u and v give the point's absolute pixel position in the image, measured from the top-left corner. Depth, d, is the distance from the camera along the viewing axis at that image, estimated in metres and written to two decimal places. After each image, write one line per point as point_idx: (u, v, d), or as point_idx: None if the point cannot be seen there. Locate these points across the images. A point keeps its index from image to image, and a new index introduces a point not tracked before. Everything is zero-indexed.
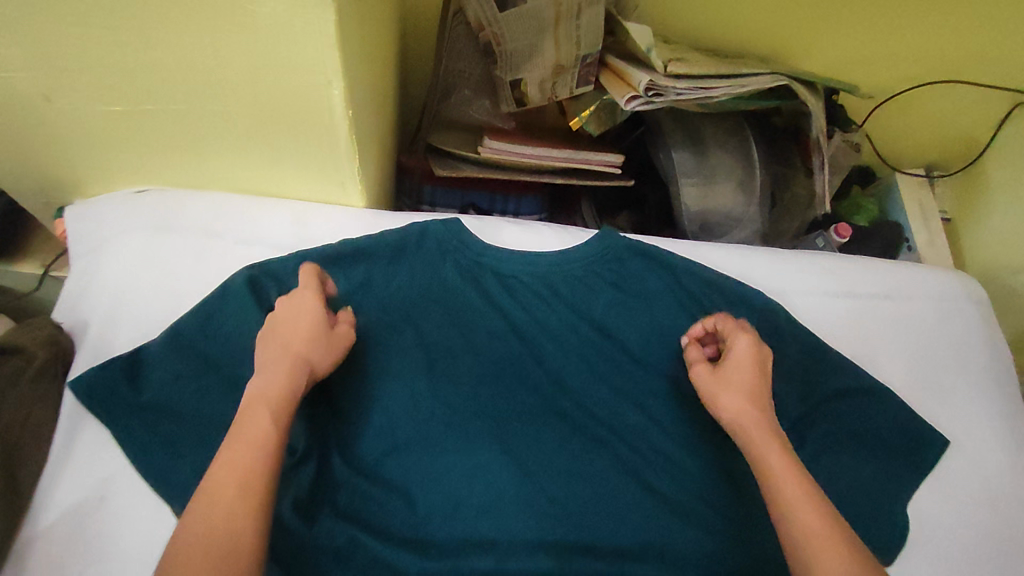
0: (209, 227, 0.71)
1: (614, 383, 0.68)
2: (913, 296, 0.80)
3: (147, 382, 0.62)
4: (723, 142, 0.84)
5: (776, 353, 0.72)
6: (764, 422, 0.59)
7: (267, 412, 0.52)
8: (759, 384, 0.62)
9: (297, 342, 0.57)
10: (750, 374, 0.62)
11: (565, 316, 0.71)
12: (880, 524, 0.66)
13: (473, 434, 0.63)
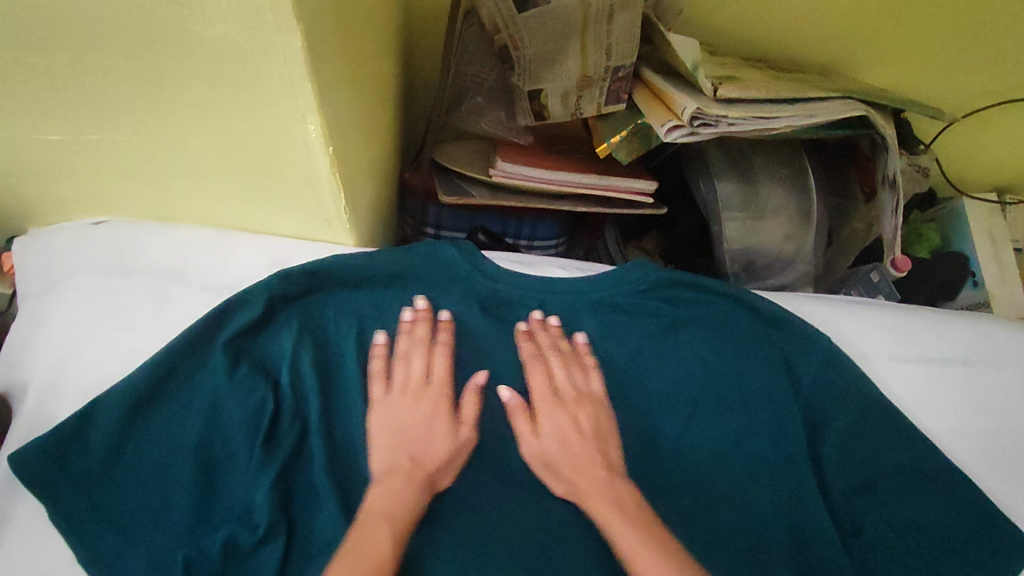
0: (175, 269, 0.61)
1: (640, 456, 0.57)
2: (994, 361, 0.68)
3: (87, 453, 0.50)
4: (777, 171, 0.71)
5: (830, 427, 0.60)
6: (607, 479, 0.52)
7: None
8: (586, 446, 0.55)
9: (425, 397, 0.56)
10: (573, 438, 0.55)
11: (593, 360, 0.60)
12: None
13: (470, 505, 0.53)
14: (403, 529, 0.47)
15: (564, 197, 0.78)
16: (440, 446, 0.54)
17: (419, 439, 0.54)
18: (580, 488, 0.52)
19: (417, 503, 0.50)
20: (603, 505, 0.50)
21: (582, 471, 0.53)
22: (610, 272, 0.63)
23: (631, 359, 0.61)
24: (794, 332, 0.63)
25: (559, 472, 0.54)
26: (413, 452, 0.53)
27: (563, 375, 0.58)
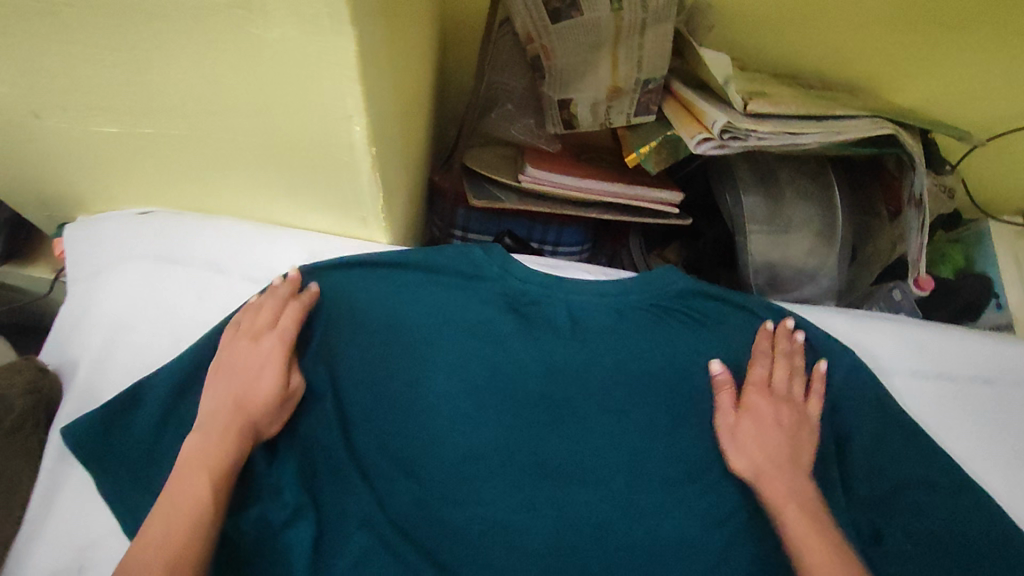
0: (215, 258, 0.63)
1: (659, 459, 0.59)
2: (1016, 381, 0.68)
3: (134, 430, 0.53)
4: (804, 187, 0.72)
5: (850, 439, 0.61)
6: (782, 472, 0.55)
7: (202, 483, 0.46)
8: (785, 444, 0.57)
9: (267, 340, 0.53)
10: (776, 436, 0.57)
11: (618, 364, 0.61)
12: None
13: (498, 496, 0.56)
14: (226, 478, 0.47)
15: (591, 205, 0.80)
16: (262, 391, 0.51)
17: (251, 384, 0.51)
18: (773, 479, 0.54)
19: (239, 452, 0.49)
20: (780, 492, 0.54)
21: (774, 460, 0.56)
22: (641, 278, 0.64)
23: (650, 363, 0.62)
24: (816, 344, 0.64)
25: (739, 444, 0.57)
26: (240, 398, 0.51)
27: (783, 379, 0.60)
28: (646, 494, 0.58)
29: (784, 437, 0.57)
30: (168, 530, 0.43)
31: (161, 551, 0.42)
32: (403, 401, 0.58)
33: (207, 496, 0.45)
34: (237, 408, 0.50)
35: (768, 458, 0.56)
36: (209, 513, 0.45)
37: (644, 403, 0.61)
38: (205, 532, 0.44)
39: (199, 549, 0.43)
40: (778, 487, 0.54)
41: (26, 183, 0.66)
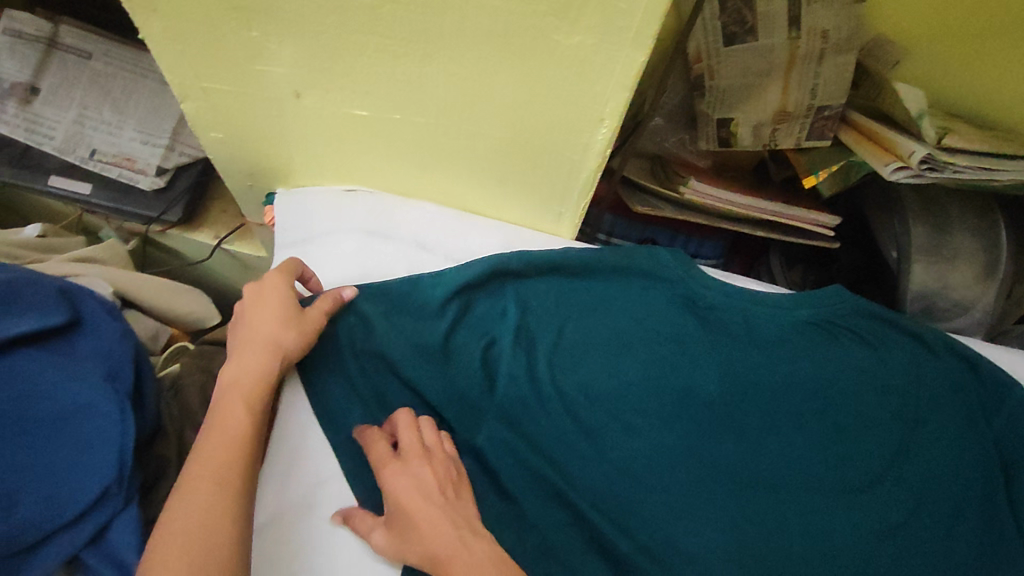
0: (421, 239, 0.69)
1: (829, 463, 0.62)
2: None
3: (368, 388, 0.61)
4: (969, 223, 0.75)
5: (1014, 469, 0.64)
6: (455, 527, 0.51)
7: (239, 403, 0.51)
8: (437, 511, 0.52)
9: (273, 281, 0.59)
10: (424, 506, 0.52)
11: (790, 375, 0.65)
12: None
13: (681, 476, 0.60)
14: (255, 402, 0.52)
15: (746, 221, 0.84)
16: (259, 323, 0.56)
17: (265, 314, 0.56)
18: (433, 546, 0.50)
19: (266, 374, 0.53)
20: (467, 565, 0.49)
21: (428, 521, 0.51)
22: (813, 294, 0.68)
23: (824, 371, 0.65)
24: (977, 369, 0.68)
25: (404, 539, 0.51)
26: (254, 331, 0.55)
27: (411, 437, 0.56)
28: (826, 496, 0.61)
29: (434, 491, 0.53)
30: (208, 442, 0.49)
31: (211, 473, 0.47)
32: (595, 384, 0.63)
33: (245, 421, 0.50)
34: (255, 331, 0.55)
35: (422, 542, 0.50)
36: (250, 431, 0.50)
37: (819, 409, 0.64)
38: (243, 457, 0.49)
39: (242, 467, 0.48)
40: (465, 560, 0.49)
41: (241, 160, 0.72)
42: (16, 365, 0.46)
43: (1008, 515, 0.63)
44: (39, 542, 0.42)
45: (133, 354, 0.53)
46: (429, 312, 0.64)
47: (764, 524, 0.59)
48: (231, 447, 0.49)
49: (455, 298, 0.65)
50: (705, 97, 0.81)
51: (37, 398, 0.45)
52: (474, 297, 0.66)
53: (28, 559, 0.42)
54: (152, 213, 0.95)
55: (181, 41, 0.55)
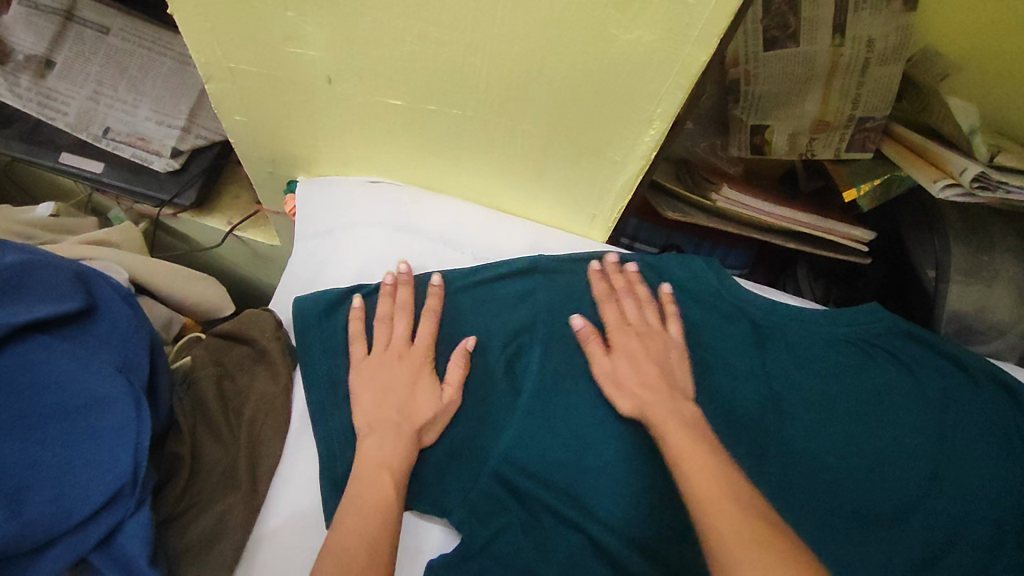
0: (449, 237, 0.67)
1: (861, 486, 0.60)
2: None
3: None
4: (1012, 245, 0.71)
5: None
6: (662, 389, 0.56)
7: (386, 478, 0.50)
8: (650, 368, 0.57)
9: (407, 355, 0.58)
10: (645, 360, 0.58)
11: (824, 394, 0.63)
12: None
13: None
14: (400, 479, 0.51)
15: (778, 232, 0.81)
16: (426, 410, 0.55)
17: (401, 401, 0.55)
18: (643, 393, 0.56)
19: (410, 456, 0.53)
20: (666, 412, 0.53)
21: (648, 389, 0.56)
22: (853, 314, 0.66)
23: (857, 390, 0.63)
24: (1016, 395, 0.65)
25: (625, 387, 0.57)
26: (402, 408, 0.54)
27: (635, 311, 0.62)
28: (857, 519, 0.59)
29: (643, 358, 0.58)
30: (363, 520, 0.46)
31: (365, 543, 0.45)
32: None
33: (376, 514, 0.47)
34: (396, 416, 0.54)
35: (632, 392, 0.56)
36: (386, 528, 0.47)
37: (853, 433, 0.62)
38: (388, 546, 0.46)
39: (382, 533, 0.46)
40: (663, 410, 0.54)
41: (265, 145, 0.70)
42: (27, 354, 0.43)
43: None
44: (47, 543, 0.40)
45: (150, 343, 0.50)
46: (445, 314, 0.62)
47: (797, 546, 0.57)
48: (383, 517, 0.47)
49: (481, 296, 0.62)
50: (739, 102, 0.78)
51: (46, 389, 0.42)
52: (498, 299, 0.62)
53: (29, 564, 0.39)
54: (164, 195, 0.92)
55: (211, 19, 0.53)
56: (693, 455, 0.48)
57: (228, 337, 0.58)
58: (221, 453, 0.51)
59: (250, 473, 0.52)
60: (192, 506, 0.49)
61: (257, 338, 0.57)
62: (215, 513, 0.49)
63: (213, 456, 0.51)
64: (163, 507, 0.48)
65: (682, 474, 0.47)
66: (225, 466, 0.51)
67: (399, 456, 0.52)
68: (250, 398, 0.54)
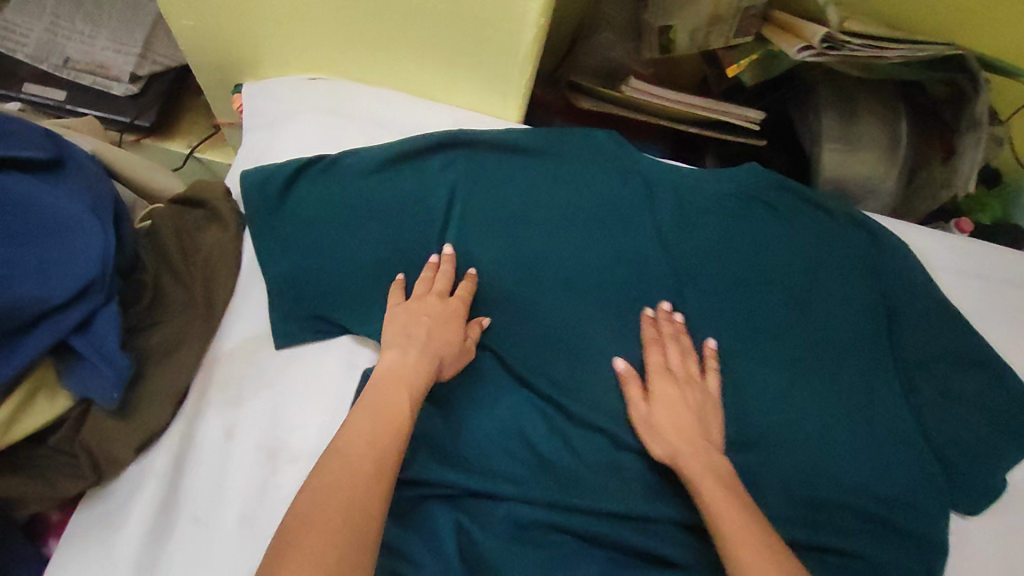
0: (379, 118, 0.76)
1: (737, 311, 0.68)
2: None
3: (326, 236, 0.67)
4: (876, 109, 0.81)
5: (901, 305, 0.70)
6: (691, 439, 0.57)
7: (405, 393, 0.54)
8: (688, 418, 0.59)
9: (437, 312, 0.61)
10: (681, 409, 0.59)
11: (706, 239, 0.71)
12: (972, 486, 0.64)
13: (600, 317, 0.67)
14: (417, 393, 0.54)
15: (683, 120, 0.91)
16: (448, 342, 0.60)
17: (432, 331, 0.59)
18: (680, 445, 0.57)
19: (427, 379, 0.56)
20: (701, 467, 0.55)
21: (686, 438, 0.57)
22: (731, 172, 0.74)
23: (735, 237, 0.71)
24: (878, 240, 0.73)
25: (658, 432, 0.59)
26: (425, 335, 0.59)
27: (677, 359, 0.63)
28: (734, 334, 0.68)
29: (687, 412, 0.59)
30: (376, 433, 0.49)
31: (371, 451, 0.48)
32: (529, 244, 0.69)
33: None
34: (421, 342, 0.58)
35: (667, 442, 0.58)
36: None
37: (732, 269, 0.70)
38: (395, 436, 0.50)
39: (390, 442, 0.49)
40: (692, 462, 0.56)
41: (211, 50, 0.77)
42: (6, 181, 0.51)
43: (897, 343, 0.69)
44: (33, 324, 0.49)
45: (111, 193, 0.59)
46: (370, 182, 0.70)
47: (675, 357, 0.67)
48: (392, 433, 0.50)
49: (404, 164, 0.71)
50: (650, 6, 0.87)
51: (24, 209, 0.51)
52: (422, 167, 0.71)
53: (21, 339, 0.48)
54: (126, 117, 1.00)
55: None
56: (737, 521, 0.50)
57: (186, 200, 0.67)
58: (183, 291, 0.61)
59: (207, 302, 0.62)
60: (155, 323, 0.59)
61: (210, 201, 0.67)
62: (175, 327, 0.59)
63: (175, 289, 0.61)
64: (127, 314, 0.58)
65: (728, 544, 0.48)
66: (186, 294, 0.61)
67: (413, 378, 0.55)
68: (202, 246, 0.63)
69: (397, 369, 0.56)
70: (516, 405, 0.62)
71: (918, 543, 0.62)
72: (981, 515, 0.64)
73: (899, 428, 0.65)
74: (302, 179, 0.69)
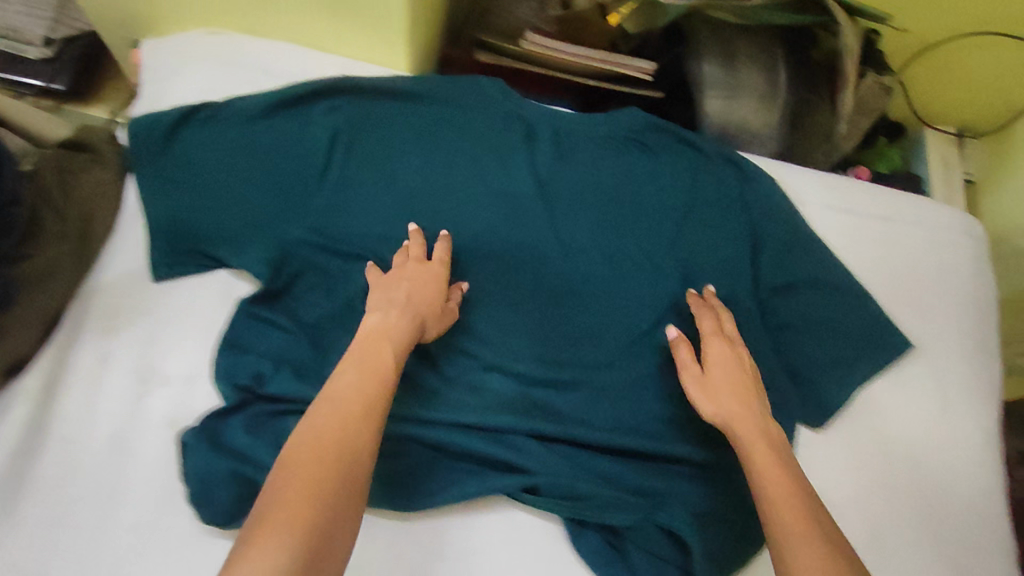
0: (269, 67, 0.77)
1: (606, 249, 0.72)
2: (911, 222, 0.79)
3: (209, 179, 0.69)
4: (754, 56, 0.84)
5: (757, 233, 0.74)
6: (738, 402, 0.58)
7: (388, 347, 0.54)
8: (742, 382, 0.60)
9: (438, 279, 0.63)
10: (733, 373, 0.60)
11: (580, 179, 0.74)
12: (814, 404, 0.70)
13: (477, 252, 0.71)
14: (403, 347, 0.55)
15: (582, 73, 0.92)
16: (429, 302, 0.60)
17: (416, 292, 0.60)
18: (727, 406, 0.58)
19: (415, 334, 0.57)
20: (754, 430, 0.56)
21: (740, 396, 0.58)
22: (608, 117, 0.78)
23: (608, 173, 0.75)
24: (744, 171, 0.77)
25: (710, 390, 0.59)
26: (411, 296, 0.59)
27: (731, 325, 0.64)
28: (604, 267, 0.72)
29: (728, 372, 0.60)
30: (361, 382, 0.50)
31: (358, 398, 0.48)
32: (408, 185, 0.72)
33: None
34: (407, 298, 0.59)
35: (712, 400, 0.59)
36: None
37: (605, 208, 0.74)
38: (385, 383, 0.50)
39: (378, 392, 0.50)
40: (745, 423, 0.56)
41: (100, 6, 0.77)
42: None
43: (760, 271, 0.73)
44: None
45: None
46: (255, 128, 0.72)
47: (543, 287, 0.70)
48: (379, 383, 0.50)
49: (288, 110, 0.74)
50: None
51: None
52: (305, 114, 0.74)
53: None
54: (42, 80, 1.01)
55: None
56: (776, 478, 0.51)
57: (72, 140, 0.68)
58: (59, 222, 0.63)
59: (82, 234, 0.65)
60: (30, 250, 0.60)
61: (95, 143, 0.69)
62: (50, 255, 0.61)
63: (52, 219, 0.63)
64: (6, 240, 0.57)
65: (770, 503, 0.49)
66: (61, 226, 0.63)
67: (407, 333, 0.56)
68: (81, 184, 0.66)
69: (388, 327, 0.55)
70: None
71: None
72: (825, 428, 0.70)
73: (754, 350, 0.69)
74: (191, 125, 0.71)
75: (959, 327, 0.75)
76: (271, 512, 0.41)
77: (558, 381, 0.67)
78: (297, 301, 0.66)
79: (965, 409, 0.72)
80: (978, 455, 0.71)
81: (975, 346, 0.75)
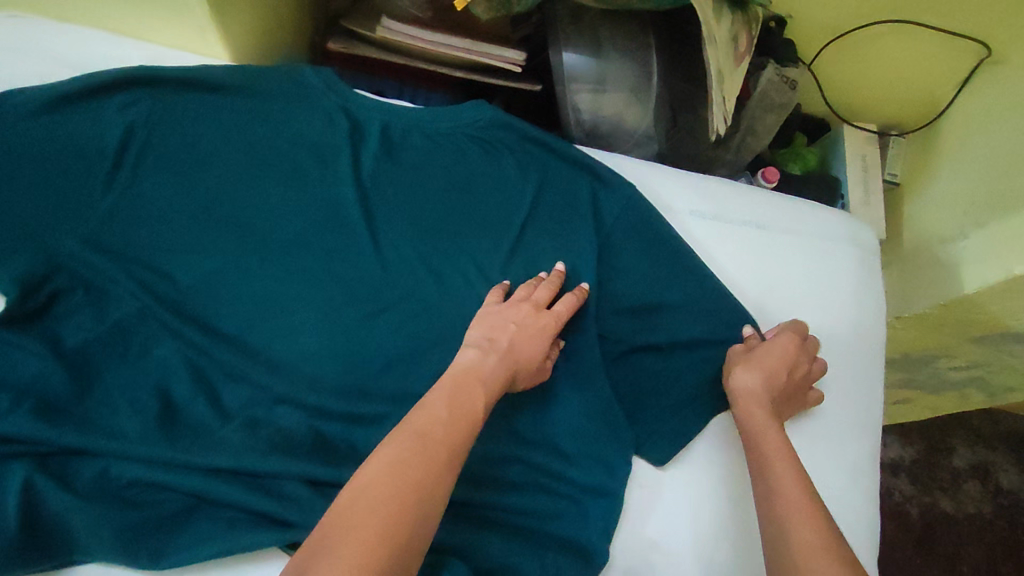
0: (64, 55, 0.68)
1: (432, 264, 0.64)
2: (791, 230, 0.72)
3: None
4: (622, 47, 0.76)
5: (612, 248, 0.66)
6: (770, 401, 0.58)
7: (479, 391, 0.49)
8: (783, 376, 0.60)
9: (546, 333, 0.57)
10: (780, 361, 0.60)
11: (411, 184, 0.66)
12: (665, 442, 0.62)
13: (282, 267, 0.62)
14: (492, 398, 0.50)
15: (446, 64, 0.83)
16: (533, 356, 0.55)
17: (518, 343, 0.55)
18: (768, 381, 0.58)
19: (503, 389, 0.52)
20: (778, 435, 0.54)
21: (771, 388, 0.59)
22: (452, 112, 0.68)
23: (443, 176, 0.67)
24: (599, 173, 0.69)
25: (756, 362, 0.60)
26: (513, 343, 0.55)
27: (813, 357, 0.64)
28: (430, 285, 0.63)
29: (782, 365, 0.60)
30: (452, 420, 0.46)
31: (444, 439, 0.44)
32: (208, 190, 0.64)
33: None
34: (512, 346, 0.54)
35: (762, 367, 0.59)
36: None
37: (436, 216, 0.65)
38: (471, 426, 0.47)
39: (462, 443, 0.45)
40: (772, 428, 0.55)
41: None
42: None
43: (612, 292, 0.65)
44: None
45: None
46: (28, 126, 0.60)
47: (356, 306, 0.62)
48: (464, 425, 0.46)
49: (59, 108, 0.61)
50: None
51: None
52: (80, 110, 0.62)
53: None
54: None
55: None
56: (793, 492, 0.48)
57: None
58: None
59: None
60: None
61: None
62: None
63: None
64: None
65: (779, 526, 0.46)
66: None
67: (500, 380, 0.52)
68: None
69: (478, 368, 0.51)
70: (170, 364, 0.58)
71: (600, 500, 0.59)
72: (668, 467, 0.62)
73: (593, 379, 0.61)
74: None
75: (833, 351, 0.68)
76: (342, 535, 0.37)
77: (363, 415, 0.59)
78: (64, 324, 0.58)
79: (832, 444, 0.65)
80: (847, 494, 0.64)
81: (852, 369, 0.68)
